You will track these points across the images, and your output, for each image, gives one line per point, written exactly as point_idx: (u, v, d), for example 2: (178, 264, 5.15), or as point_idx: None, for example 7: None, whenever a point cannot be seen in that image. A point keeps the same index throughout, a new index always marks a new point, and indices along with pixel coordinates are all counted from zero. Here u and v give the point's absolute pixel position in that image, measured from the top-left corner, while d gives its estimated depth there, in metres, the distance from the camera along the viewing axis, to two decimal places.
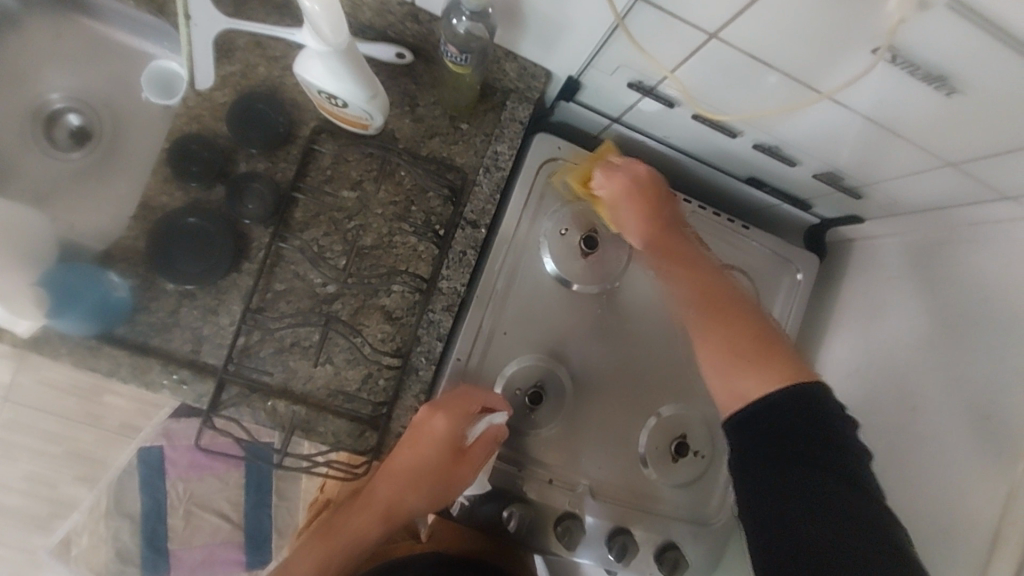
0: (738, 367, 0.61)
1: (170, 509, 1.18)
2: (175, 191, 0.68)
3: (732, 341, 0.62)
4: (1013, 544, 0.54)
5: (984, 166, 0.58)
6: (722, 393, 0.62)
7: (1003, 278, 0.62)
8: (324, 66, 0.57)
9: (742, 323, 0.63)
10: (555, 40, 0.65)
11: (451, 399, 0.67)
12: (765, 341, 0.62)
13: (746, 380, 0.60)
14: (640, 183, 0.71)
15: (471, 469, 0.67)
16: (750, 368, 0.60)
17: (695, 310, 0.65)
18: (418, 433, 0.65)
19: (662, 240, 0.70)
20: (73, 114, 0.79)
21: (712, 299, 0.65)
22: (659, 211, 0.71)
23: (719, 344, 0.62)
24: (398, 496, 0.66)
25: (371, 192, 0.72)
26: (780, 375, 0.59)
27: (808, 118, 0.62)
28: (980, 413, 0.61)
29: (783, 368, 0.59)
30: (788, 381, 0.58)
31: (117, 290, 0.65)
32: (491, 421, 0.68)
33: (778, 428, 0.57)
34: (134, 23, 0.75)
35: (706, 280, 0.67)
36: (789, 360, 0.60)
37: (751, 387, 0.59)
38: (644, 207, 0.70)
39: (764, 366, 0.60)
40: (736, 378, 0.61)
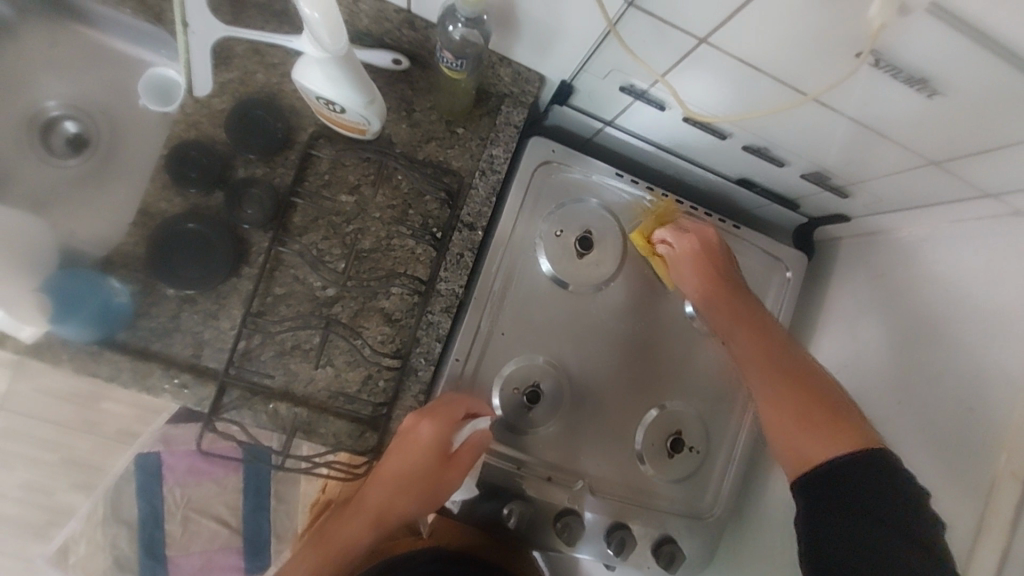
0: (813, 433, 0.61)
1: (168, 515, 1.18)
2: (175, 197, 0.69)
3: (804, 406, 0.63)
4: (996, 534, 0.56)
5: (965, 165, 0.60)
6: (790, 460, 0.62)
7: (985, 272, 0.64)
8: (324, 73, 0.59)
9: (819, 395, 0.64)
10: (548, 45, 0.67)
11: (437, 407, 0.67)
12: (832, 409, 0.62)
13: (815, 445, 0.60)
14: (709, 249, 0.76)
15: (459, 474, 0.68)
16: (818, 433, 0.61)
17: (769, 378, 0.66)
18: (405, 441, 0.66)
19: (716, 296, 0.73)
20: (70, 122, 0.79)
21: (789, 370, 0.66)
22: (716, 269, 0.75)
23: (787, 406, 0.63)
24: (389, 502, 0.66)
25: (369, 196, 0.73)
26: (851, 444, 0.59)
27: (796, 120, 0.64)
28: (965, 404, 0.63)
29: (858, 437, 0.59)
30: (857, 452, 0.58)
31: (118, 296, 0.66)
32: (475, 426, 0.69)
33: (840, 482, 0.57)
34: (132, 31, 0.76)
35: (771, 347, 0.68)
36: (858, 428, 0.60)
37: (817, 449, 0.60)
38: (713, 272, 0.75)
39: (840, 430, 0.60)
40: (809, 444, 0.61)
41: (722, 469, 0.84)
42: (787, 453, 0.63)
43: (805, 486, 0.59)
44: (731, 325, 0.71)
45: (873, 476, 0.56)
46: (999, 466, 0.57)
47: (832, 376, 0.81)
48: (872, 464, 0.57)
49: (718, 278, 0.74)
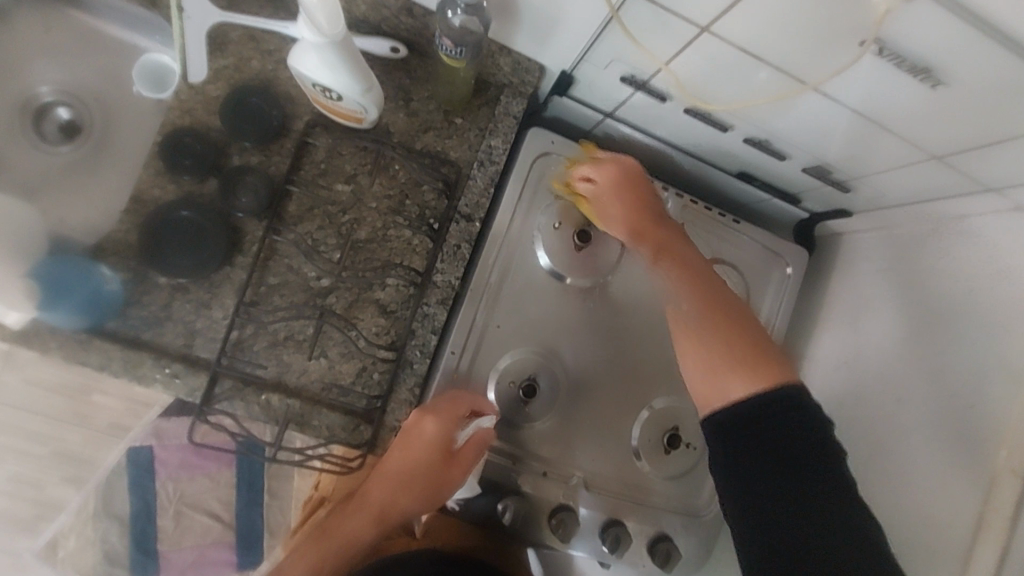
0: (725, 370, 0.61)
1: (159, 510, 1.17)
2: (168, 184, 0.68)
3: (724, 340, 0.62)
4: (997, 531, 0.55)
5: (968, 158, 0.60)
6: (701, 390, 0.62)
7: (988, 267, 0.63)
8: (319, 58, 0.57)
9: (741, 331, 0.63)
10: (549, 34, 0.66)
11: (440, 403, 0.67)
12: (755, 341, 0.62)
13: (727, 380, 0.60)
14: (622, 179, 0.72)
15: (462, 472, 0.68)
16: (738, 369, 0.60)
17: (694, 315, 0.65)
18: (408, 437, 0.65)
19: (645, 233, 0.70)
20: (63, 109, 0.78)
21: (713, 305, 0.65)
22: (641, 204, 0.71)
23: (707, 342, 0.63)
24: (391, 499, 0.66)
25: (365, 186, 0.72)
26: (761, 380, 0.59)
27: (798, 111, 0.63)
28: (965, 401, 0.62)
29: (771, 373, 0.59)
30: (770, 386, 0.58)
31: (109, 283, 0.65)
32: (478, 425, 0.68)
33: (770, 440, 0.56)
34: (126, 16, 0.75)
35: (702, 284, 0.66)
36: (775, 365, 0.60)
37: (730, 389, 0.60)
38: (632, 201, 0.71)
39: (752, 369, 0.60)
40: (723, 379, 0.61)
41: None
42: (699, 390, 0.63)
43: (715, 424, 0.60)
44: (654, 256, 0.69)
45: (784, 409, 0.57)
46: (998, 463, 0.57)
47: (831, 373, 0.80)
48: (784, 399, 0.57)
49: (642, 211, 0.71)
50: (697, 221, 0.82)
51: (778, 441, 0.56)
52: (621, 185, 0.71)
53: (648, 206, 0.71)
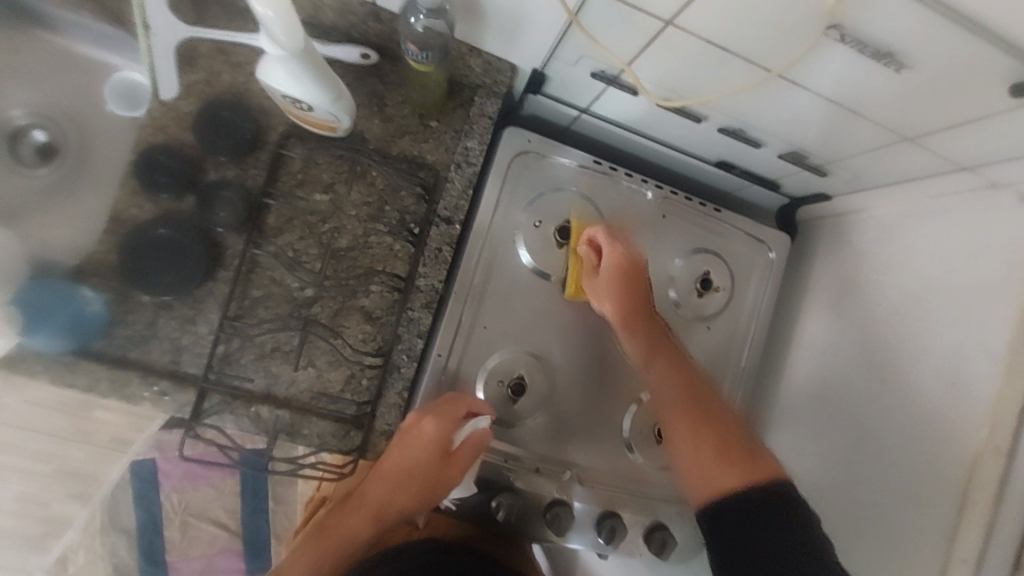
0: (723, 466, 0.63)
1: (166, 521, 1.18)
2: (145, 202, 0.68)
3: (721, 443, 0.65)
4: (980, 508, 0.56)
5: (939, 138, 0.60)
6: (696, 490, 0.64)
7: (971, 243, 0.64)
8: (286, 72, 0.57)
9: (729, 439, 0.65)
10: (517, 34, 0.66)
11: (440, 404, 0.68)
12: (723, 436, 0.66)
13: (716, 476, 0.63)
14: (630, 271, 0.72)
15: (459, 471, 0.68)
16: (724, 464, 0.63)
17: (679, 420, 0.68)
18: (407, 436, 0.66)
19: (636, 320, 0.72)
20: (38, 131, 0.78)
21: (695, 408, 0.68)
22: (638, 292, 0.72)
23: (709, 453, 0.64)
24: (390, 496, 0.67)
25: (344, 194, 0.72)
26: (758, 474, 0.61)
27: (770, 100, 0.63)
28: (947, 380, 0.62)
29: (752, 466, 0.62)
30: (767, 478, 0.60)
31: (91, 305, 0.65)
32: (475, 426, 0.69)
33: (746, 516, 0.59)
34: (95, 34, 0.74)
35: (689, 381, 0.70)
36: (760, 459, 0.63)
37: (721, 481, 0.62)
38: (630, 292, 0.72)
39: (749, 463, 0.62)
40: (714, 473, 0.63)
41: None
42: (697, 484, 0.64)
43: (706, 516, 0.61)
44: (649, 354, 0.71)
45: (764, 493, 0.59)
46: (982, 441, 0.57)
47: (817, 356, 0.80)
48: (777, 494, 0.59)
49: (640, 302, 0.72)
50: (678, 212, 0.82)
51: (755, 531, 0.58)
52: (622, 278, 0.72)
53: (642, 292, 0.72)
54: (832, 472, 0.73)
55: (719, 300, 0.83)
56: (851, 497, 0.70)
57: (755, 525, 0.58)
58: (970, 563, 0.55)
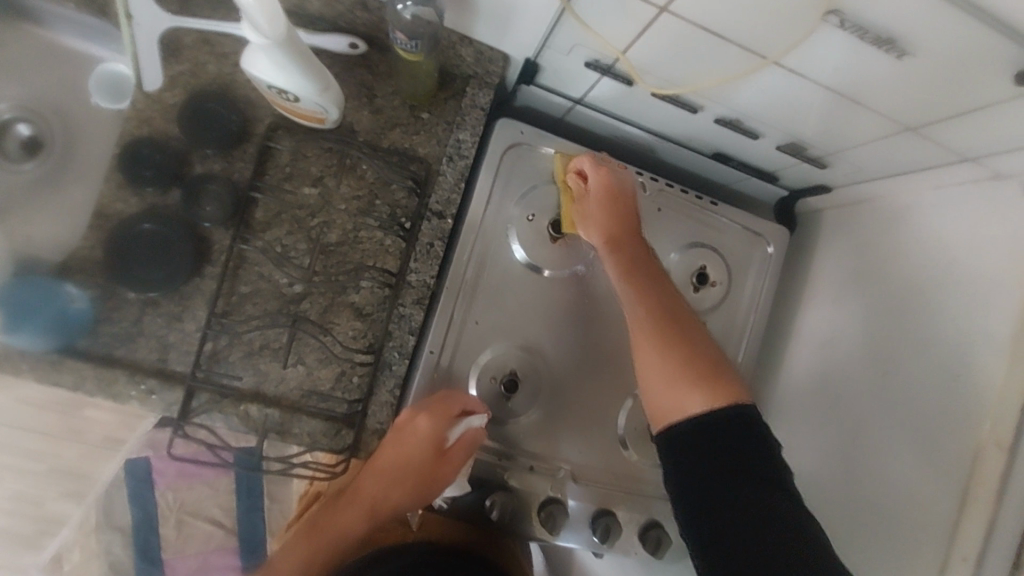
0: (685, 379, 0.61)
1: (160, 520, 1.17)
2: (130, 197, 0.67)
3: (688, 355, 0.63)
4: (982, 506, 0.55)
5: (941, 128, 0.58)
6: (660, 399, 0.62)
7: (972, 235, 0.62)
8: (270, 60, 0.56)
9: (698, 347, 0.64)
10: (509, 22, 0.64)
11: (434, 403, 0.66)
12: (711, 363, 0.63)
13: (682, 392, 0.61)
14: (615, 194, 0.73)
15: (453, 470, 0.67)
16: (692, 382, 0.61)
17: (653, 323, 0.66)
18: (400, 433, 0.64)
19: (616, 234, 0.71)
20: (23, 125, 0.76)
21: (667, 317, 0.66)
22: (621, 214, 0.72)
23: (671, 351, 0.63)
24: (382, 494, 0.66)
25: (333, 188, 0.71)
26: (708, 398, 0.60)
27: (768, 89, 0.61)
28: (948, 375, 0.61)
29: (719, 388, 0.60)
30: (715, 403, 0.59)
31: (76, 302, 0.64)
32: (469, 424, 0.67)
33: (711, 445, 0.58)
34: (78, 28, 0.72)
35: (668, 304, 0.68)
36: (722, 382, 0.61)
37: (685, 403, 0.60)
38: (612, 210, 0.72)
39: (712, 386, 0.61)
40: (680, 387, 0.61)
41: None
42: (654, 403, 0.63)
43: (665, 436, 0.61)
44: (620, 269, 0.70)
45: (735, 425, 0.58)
46: (984, 436, 0.56)
47: (816, 351, 0.79)
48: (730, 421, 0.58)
49: (618, 212, 0.72)
50: (674, 205, 0.81)
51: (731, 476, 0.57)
52: (612, 194, 0.73)
53: (624, 214, 0.72)
54: (830, 470, 0.72)
55: (717, 295, 0.81)
56: (851, 495, 0.69)
57: (721, 457, 0.57)
58: (971, 562, 0.54)
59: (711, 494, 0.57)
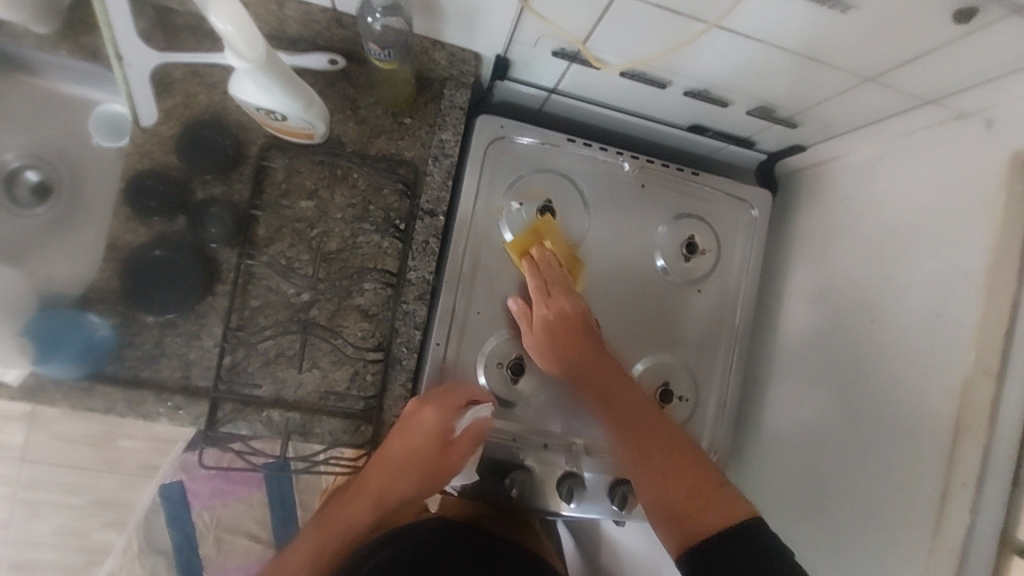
0: (686, 503, 0.58)
1: (200, 539, 1.19)
2: (140, 228, 0.71)
3: (682, 480, 0.59)
4: (976, 431, 0.57)
5: (899, 75, 0.61)
6: (676, 533, 0.58)
7: (945, 176, 0.65)
8: (254, 84, 0.59)
9: (686, 461, 0.61)
10: (475, 25, 0.67)
11: (438, 394, 0.69)
12: (697, 476, 0.60)
13: (696, 513, 0.57)
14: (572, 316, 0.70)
15: (458, 459, 0.70)
16: (702, 504, 0.57)
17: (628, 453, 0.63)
18: (407, 423, 0.67)
19: (565, 362, 0.69)
20: (31, 171, 0.80)
21: (645, 439, 0.63)
22: (562, 332, 0.70)
23: (667, 475, 0.60)
24: (389, 484, 0.67)
25: (328, 199, 0.74)
26: (721, 515, 0.56)
27: (729, 58, 0.64)
28: (934, 313, 0.63)
29: (719, 502, 0.57)
30: (731, 519, 0.56)
31: (99, 330, 0.68)
32: (475, 414, 0.71)
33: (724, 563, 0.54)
34: (74, 73, 0.76)
35: (634, 414, 0.65)
36: (732, 497, 0.58)
37: (697, 522, 0.57)
38: (564, 339, 0.69)
39: (710, 501, 0.58)
40: (686, 513, 0.58)
41: (715, 414, 0.84)
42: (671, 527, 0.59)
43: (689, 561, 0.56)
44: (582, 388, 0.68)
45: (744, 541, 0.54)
46: (970, 365, 0.58)
47: (808, 307, 0.81)
48: (747, 537, 0.54)
49: (564, 330, 0.69)
50: (658, 179, 0.84)
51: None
52: (555, 327, 0.70)
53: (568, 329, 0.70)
54: (832, 418, 0.74)
55: (707, 263, 0.84)
56: (855, 439, 0.71)
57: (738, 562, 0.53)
58: (970, 486, 0.57)
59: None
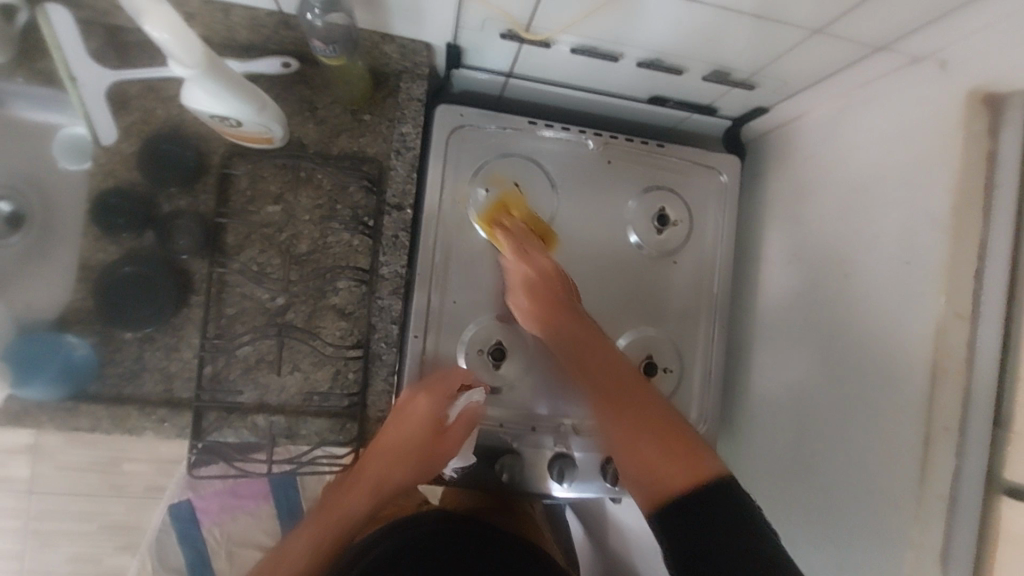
0: (659, 458, 0.56)
1: (212, 555, 1.18)
2: (109, 246, 0.71)
3: (656, 437, 0.58)
4: (954, 375, 0.57)
5: (845, 24, 0.61)
6: (642, 486, 0.57)
7: (902, 124, 0.64)
8: (203, 92, 0.59)
9: (663, 422, 0.59)
10: (421, 15, 0.67)
11: (433, 381, 0.71)
12: (671, 434, 0.58)
13: (663, 469, 0.55)
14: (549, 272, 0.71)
15: (454, 445, 0.71)
16: (672, 458, 0.56)
17: (603, 408, 0.62)
18: (402, 410, 0.69)
19: (540, 320, 0.69)
20: (2, 202, 0.79)
21: (620, 392, 0.62)
22: (541, 296, 0.69)
23: (639, 433, 0.59)
24: (388, 471, 0.67)
25: (294, 202, 0.74)
26: (688, 473, 0.55)
27: (677, 24, 0.64)
28: (904, 260, 0.63)
29: (697, 460, 0.55)
30: (699, 477, 0.54)
31: (78, 349, 0.68)
32: (469, 399, 0.73)
33: (691, 516, 0.53)
34: (35, 99, 0.77)
35: (610, 372, 0.64)
36: (703, 454, 0.56)
37: (666, 479, 0.55)
38: (544, 300, 0.69)
39: (685, 457, 0.56)
40: (655, 467, 0.56)
41: (701, 384, 0.84)
42: (642, 485, 0.57)
43: (658, 515, 0.54)
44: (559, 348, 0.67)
45: (715, 494, 0.53)
46: (942, 310, 0.58)
47: (785, 267, 0.81)
48: (712, 492, 0.53)
49: (541, 291, 0.70)
50: (624, 154, 0.84)
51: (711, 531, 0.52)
52: (532, 285, 0.70)
53: (551, 294, 0.70)
54: (815, 376, 0.74)
55: (681, 233, 0.84)
56: (839, 394, 0.70)
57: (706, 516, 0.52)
58: (954, 431, 0.57)
59: (704, 539, 0.51)
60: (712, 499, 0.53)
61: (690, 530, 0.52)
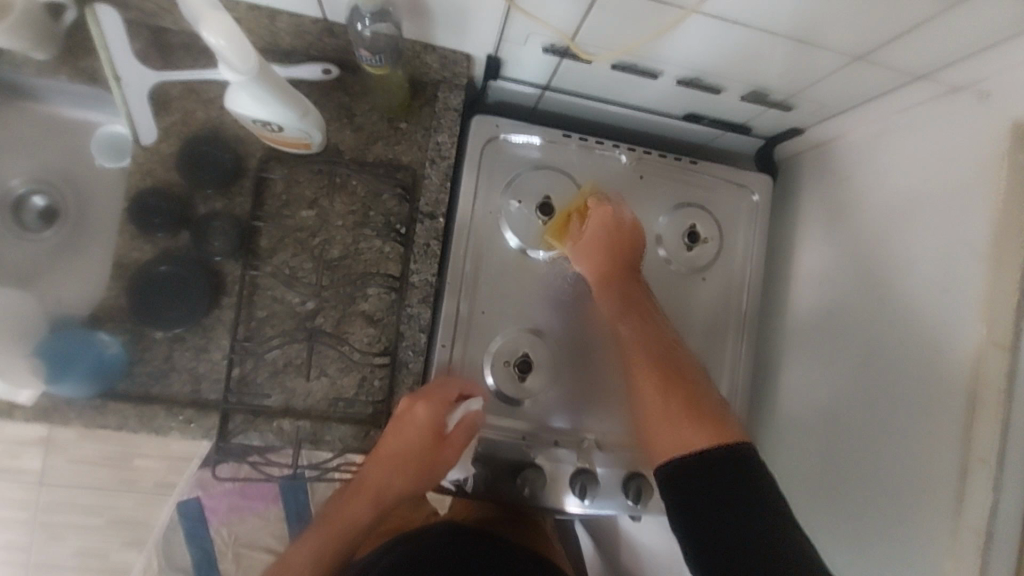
0: (690, 422, 0.62)
1: (219, 555, 1.16)
2: (145, 245, 0.72)
3: (689, 403, 0.64)
4: (992, 409, 0.55)
5: (891, 51, 0.61)
6: (664, 446, 0.63)
7: (942, 152, 0.64)
8: (248, 96, 0.60)
9: (700, 394, 0.65)
10: (465, 27, 0.68)
11: (432, 389, 0.69)
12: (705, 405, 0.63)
13: (688, 436, 0.61)
14: (609, 229, 0.75)
15: (454, 452, 0.69)
16: (697, 427, 0.61)
17: (649, 370, 0.68)
18: (400, 419, 0.68)
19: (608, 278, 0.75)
20: (39, 196, 0.81)
21: (664, 361, 0.68)
22: (617, 256, 0.75)
23: (675, 395, 0.65)
24: (388, 480, 0.68)
25: (328, 206, 0.75)
26: (714, 439, 0.60)
27: (719, 45, 0.64)
28: (942, 287, 0.62)
29: (724, 431, 0.61)
30: (726, 445, 0.59)
31: (110, 347, 0.68)
32: (469, 408, 0.70)
33: (707, 480, 0.58)
34: (76, 97, 0.77)
35: (660, 343, 0.70)
36: (727, 427, 0.61)
37: (692, 441, 0.61)
38: (613, 259, 0.75)
39: (716, 427, 0.61)
40: (684, 429, 0.62)
41: (726, 403, 0.83)
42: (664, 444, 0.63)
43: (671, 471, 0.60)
44: (621, 311, 0.73)
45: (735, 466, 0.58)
46: (983, 339, 0.56)
47: (816, 288, 0.81)
48: (736, 463, 0.58)
49: (616, 248, 0.75)
50: (655, 171, 0.84)
51: (732, 502, 0.56)
52: (606, 242, 0.75)
53: (623, 258, 0.75)
54: (846, 400, 0.73)
55: (711, 250, 0.83)
56: (870, 420, 0.70)
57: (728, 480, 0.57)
58: (990, 464, 0.55)
59: (724, 501, 0.56)
60: (738, 470, 0.57)
61: (707, 489, 0.57)
